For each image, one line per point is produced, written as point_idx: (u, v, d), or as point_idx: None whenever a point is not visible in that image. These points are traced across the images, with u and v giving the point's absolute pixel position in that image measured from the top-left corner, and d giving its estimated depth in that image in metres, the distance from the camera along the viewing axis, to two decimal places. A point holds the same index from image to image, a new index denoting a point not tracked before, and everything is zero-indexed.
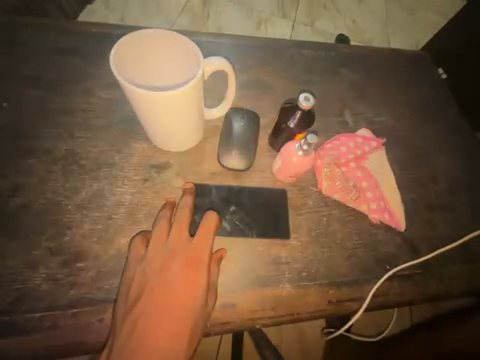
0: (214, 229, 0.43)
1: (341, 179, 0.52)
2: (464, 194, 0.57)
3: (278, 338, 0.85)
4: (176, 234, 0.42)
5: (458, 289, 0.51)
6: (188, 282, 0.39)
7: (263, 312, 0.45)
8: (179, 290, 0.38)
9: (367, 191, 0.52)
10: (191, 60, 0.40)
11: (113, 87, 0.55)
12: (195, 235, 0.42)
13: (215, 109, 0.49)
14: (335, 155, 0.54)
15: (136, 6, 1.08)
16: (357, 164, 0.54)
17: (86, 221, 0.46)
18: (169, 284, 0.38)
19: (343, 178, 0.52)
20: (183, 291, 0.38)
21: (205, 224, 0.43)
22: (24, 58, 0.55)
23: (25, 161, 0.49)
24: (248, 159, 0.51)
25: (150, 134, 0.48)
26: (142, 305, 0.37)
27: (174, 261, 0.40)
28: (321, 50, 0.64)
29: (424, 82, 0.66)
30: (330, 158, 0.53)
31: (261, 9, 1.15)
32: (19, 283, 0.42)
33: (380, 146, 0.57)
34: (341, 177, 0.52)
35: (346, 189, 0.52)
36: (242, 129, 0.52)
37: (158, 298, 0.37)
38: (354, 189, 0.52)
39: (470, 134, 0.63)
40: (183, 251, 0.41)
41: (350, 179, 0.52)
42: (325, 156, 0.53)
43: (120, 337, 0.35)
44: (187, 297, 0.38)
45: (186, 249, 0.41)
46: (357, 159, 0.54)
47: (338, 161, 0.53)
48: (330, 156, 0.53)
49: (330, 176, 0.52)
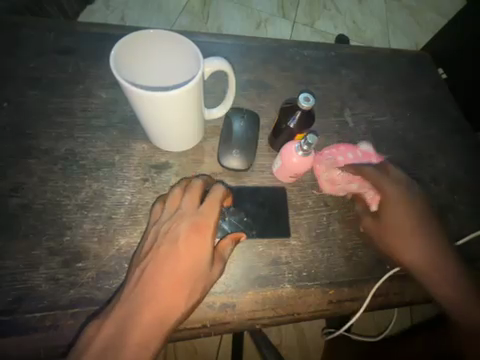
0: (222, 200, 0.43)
1: (342, 180, 0.51)
2: (464, 194, 0.57)
3: (278, 339, 0.85)
4: (187, 203, 0.43)
5: None
6: (195, 249, 0.39)
7: (263, 312, 0.45)
8: (185, 255, 0.39)
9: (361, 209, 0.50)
10: (191, 60, 0.40)
11: (113, 87, 0.55)
12: (203, 205, 0.42)
13: (215, 110, 0.49)
14: (331, 158, 0.53)
15: (136, 6, 1.07)
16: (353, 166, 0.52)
17: (86, 221, 0.46)
18: (175, 248, 0.39)
19: (344, 179, 0.51)
20: (188, 258, 0.39)
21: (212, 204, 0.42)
22: (24, 58, 0.55)
23: (25, 161, 0.49)
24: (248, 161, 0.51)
25: (151, 134, 0.48)
26: (147, 262, 0.39)
27: (182, 224, 0.41)
28: (321, 50, 0.64)
29: (424, 82, 0.66)
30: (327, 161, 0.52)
31: (261, 9, 1.15)
32: (19, 283, 0.42)
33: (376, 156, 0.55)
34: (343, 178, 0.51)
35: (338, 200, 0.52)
36: (243, 130, 0.52)
37: (161, 258, 0.39)
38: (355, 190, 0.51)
39: (470, 134, 0.63)
40: (191, 216, 0.41)
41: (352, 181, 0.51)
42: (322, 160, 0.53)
43: (125, 287, 0.38)
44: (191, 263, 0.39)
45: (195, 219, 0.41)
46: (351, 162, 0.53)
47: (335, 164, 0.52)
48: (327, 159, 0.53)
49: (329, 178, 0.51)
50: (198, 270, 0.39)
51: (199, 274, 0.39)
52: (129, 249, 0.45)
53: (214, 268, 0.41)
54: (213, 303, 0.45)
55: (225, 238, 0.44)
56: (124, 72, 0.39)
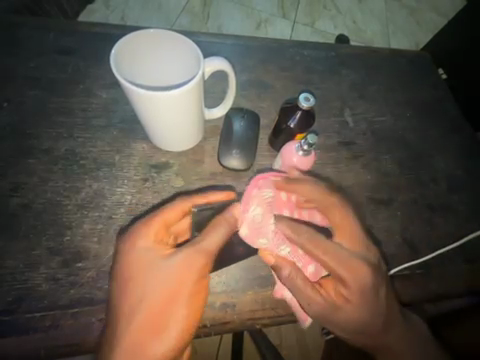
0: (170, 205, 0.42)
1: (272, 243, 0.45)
2: (464, 194, 0.57)
3: (278, 339, 0.85)
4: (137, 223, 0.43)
5: (458, 290, 0.51)
6: (140, 258, 0.39)
7: (263, 312, 0.45)
8: (136, 265, 0.39)
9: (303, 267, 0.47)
10: (191, 59, 0.40)
11: (114, 87, 0.55)
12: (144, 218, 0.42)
13: (215, 110, 0.49)
14: (269, 197, 0.46)
15: (136, 6, 1.07)
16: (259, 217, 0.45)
17: (86, 221, 0.46)
18: (128, 264, 0.39)
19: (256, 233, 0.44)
20: (142, 268, 0.39)
21: (178, 204, 0.42)
22: (24, 58, 0.55)
23: (25, 161, 0.49)
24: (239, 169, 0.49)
25: (152, 135, 0.48)
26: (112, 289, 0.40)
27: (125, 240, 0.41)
28: (320, 50, 0.64)
29: (424, 82, 0.66)
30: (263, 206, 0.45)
31: (261, 9, 1.15)
32: (18, 283, 0.42)
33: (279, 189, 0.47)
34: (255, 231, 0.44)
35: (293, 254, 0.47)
36: (242, 129, 0.52)
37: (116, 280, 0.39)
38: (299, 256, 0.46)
39: (470, 134, 0.63)
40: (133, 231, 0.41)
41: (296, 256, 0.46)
42: (265, 192, 0.46)
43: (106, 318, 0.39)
44: (146, 270, 0.39)
45: (133, 231, 0.41)
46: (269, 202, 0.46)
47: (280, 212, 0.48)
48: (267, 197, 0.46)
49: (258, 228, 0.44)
50: (155, 275, 0.38)
51: (159, 276, 0.38)
52: None
53: (182, 261, 0.38)
54: (213, 303, 0.45)
55: (219, 218, 0.41)
56: (125, 71, 0.39)
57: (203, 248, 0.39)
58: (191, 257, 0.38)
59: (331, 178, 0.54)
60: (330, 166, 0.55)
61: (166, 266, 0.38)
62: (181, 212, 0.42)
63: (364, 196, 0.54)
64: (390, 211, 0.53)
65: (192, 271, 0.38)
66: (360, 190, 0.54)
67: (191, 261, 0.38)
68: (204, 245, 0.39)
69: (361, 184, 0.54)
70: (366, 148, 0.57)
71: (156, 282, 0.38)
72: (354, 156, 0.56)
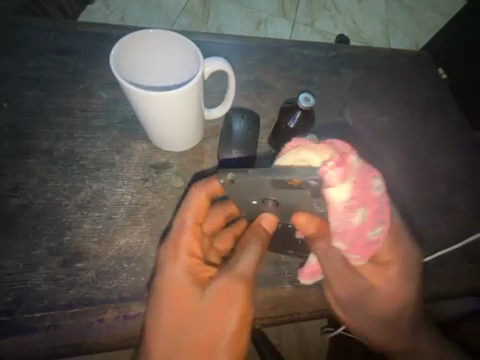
0: (194, 209, 0.42)
1: (367, 219, 0.36)
2: (464, 194, 0.57)
3: (278, 338, 0.84)
4: (177, 230, 0.42)
5: (458, 290, 0.51)
6: (173, 289, 0.39)
7: (263, 313, 0.46)
8: (172, 293, 0.39)
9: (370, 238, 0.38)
10: (192, 59, 0.40)
11: (113, 87, 0.55)
12: (184, 231, 0.41)
13: (214, 110, 0.49)
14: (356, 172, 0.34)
15: (135, 6, 1.07)
16: (358, 171, 0.34)
17: (86, 221, 0.46)
18: (176, 279, 0.40)
19: (358, 190, 0.34)
20: (186, 290, 0.39)
21: (195, 209, 0.42)
22: (24, 58, 0.55)
23: (25, 161, 0.49)
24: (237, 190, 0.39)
25: (152, 135, 0.48)
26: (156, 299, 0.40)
27: (177, 259, 0.40)
28: (321, 50, 0.64)
29: (424, 82, 0.66)
30: (354, 162, 0.34)
31: (262, 9, 1.15)
32: (18, 283, 0.42)
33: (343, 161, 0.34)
34: (355, 192, 0.34)
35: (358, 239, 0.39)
36: (242, 129, 0.51)
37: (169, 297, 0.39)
38: (365, 244, 0.39)
39: (470, 133, 0.63)
40: (177, 245, 0.41)
41: (377, 224, 0.37)
42: (354, 162, 0.34)
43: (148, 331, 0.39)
44: (185, 298, 0.39)
45: (169, 248, 0.41)
46: (358, 177, 0.34)
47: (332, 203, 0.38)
48: (357, 168, 0.34)
49: (361, 185, 0.34)
50: (193, 311, 0.38)
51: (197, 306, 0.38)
52: (129, 248, 0.45)
53: (223, 290, 0.38)
54: None
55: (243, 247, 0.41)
56: (124, 72, 0.40)
57: (239, 279, 0.39)
58: (228, 288, 0.38)
59: None
60: None
61: (206, 300, 0.38)
62: (197, 226, 0.42)
63: None
64: None
65: (234, 310, 0.38)
66: None
67: (229, 290, 0.38)
68: (239, 271, 0.39)
69: None
70: (366, 148, 0.57)
71: (194, 317, 0.38)
72: None
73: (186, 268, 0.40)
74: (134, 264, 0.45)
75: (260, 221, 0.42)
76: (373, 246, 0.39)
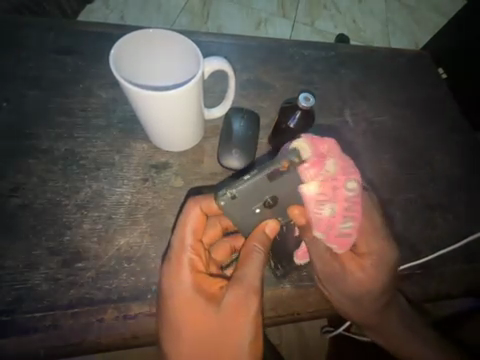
0: (192, 227, 0.42)
1: (336, 215, 0.38)
2: (464, 194, 0.57)
3: (278, 338, 0.84)
4: (177, 249, 0.41)
5: (458, 289, 0.51)
6: (184, 306, 0.40)
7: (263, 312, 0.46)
8: (185, 312, 0.40)
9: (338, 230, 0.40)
10: (192, 59, 0.40)
11: (113, 87, 0.55)
12: (185, 250, 0.41)
13: (215, 110, 0.49)
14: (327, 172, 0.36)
15: (135, 6, 1.07)
16: (332, 172, 0.36)
17: (86, 221, 0.46)
18: (186, 296, 0.40)
19: (328, 188, 0.36)
20: (198, 306, 0.40)
21: (193, 222, 0.42)
22: (24, 57, 0.55)
23: (25, 161, 0.49)
24: (241, 205, 0.38)
25: (151, 135, 0.48)
26: (168, 318, 0.40)
27: (184, 277, 0.40)
28: (320, 50, 0.64)
29: (424, 81, 0.66)
30: (330, 163, 0.36)
31: (262, 9, 1.15)
32: (18, 283, 0.42)
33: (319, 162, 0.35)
34: (323, 188, 0.36)
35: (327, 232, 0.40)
36: (242, 129, 0.51)
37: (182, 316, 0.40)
38: (336, 237, 0.40)
39: (470, 133, 0.63)
40: (181, 264, 0.40)
41: (348, 219, 0.39)
42: (329, 162, 0.36)
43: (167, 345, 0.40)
44: (199, 314, 0.40)
45: (172, 264, 0.41)
46: (330, 178, 0.36)
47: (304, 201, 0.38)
48: (332, 170, 0.36)
49: (331, 184, 0.36)
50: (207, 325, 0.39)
51: (213, 321, 0.39)
52: (129, 248, 0.45)
53: (235, 302, 0.39)
54: None
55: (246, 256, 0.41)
56: (124, 72, 0.40)
57: (248, 290, 0.39)
58: (238, 298, 0.39)
59: None
60: None
61: (221, 314, 0.39)
62: (197, 240, 0.42)
63: None
64: (390, 211, 0.53)
65: (248, 318, 0.39)
66: None
67: (243, 302, 0.39)
68: (248, 282, 0.40)
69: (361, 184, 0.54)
70: (366, 148, 0.57)
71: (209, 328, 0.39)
72: (354, 155, 0.56)
73: (195, 286, 0.40)
74: (134, 264, 0.45)
75: (264, 227, 0.41)
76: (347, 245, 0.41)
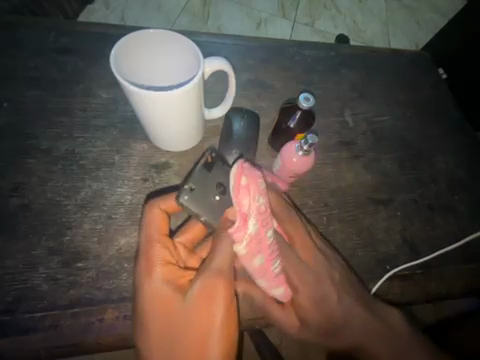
0: (157, 221, 0.43)
1: (267, 259, 0.41)
2: (464, 194, 0.57)
3: (278, 338, 0.84)
4: (145, 245, 0.42)
5: (458, 289, 0.51)
6: (154, 296, 0.39)
7: (263, 312, 0.46)
8: (155, 302, 0.39)
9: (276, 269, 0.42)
10: (192, 59, 0.40)
11: (114, 87, 0.55)
12: (153, 243, 0.42)
13: (215, 110, 0.49)
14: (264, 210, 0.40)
15: (135, 6, 1.07)
16: (254, 232, 0.39)
17: (86, 221, 0.46)
18: (155, 286, 0.40)
19: (254, 246, 0.40)
20: (168, 296, 0.39)
21: (156, 220, 0.43)
22: (24, 57, 0.55)
23: (25, 161, 0.49)
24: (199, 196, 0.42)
25: (151, 135, 0.48)
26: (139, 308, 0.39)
27: (155, 267, 0.41)
28: (320, 50, 0.64)
29: (424, 82, 0.66)
30: (250, 227, 0.39)
31: (262, 9, 1.15)
32: (18, 283, 0.42)
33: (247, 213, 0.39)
34: (251, 247, 0.40)
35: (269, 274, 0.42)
36: (242, 129, 0.51)
37: (152, 306, 0.39)
38: (274, 279, 0.43)
39: (470, 133, 0.63)
40: (150, 256, 0.41)
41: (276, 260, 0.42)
42: (250, 223, 0.39)
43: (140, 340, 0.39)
44: (169, 304, 0.39)
45: (142, 265, 0.41)
46: (253, 239, 0.39)
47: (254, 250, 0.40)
48: (251, 231, 0.39)
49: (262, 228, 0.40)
50: (178, 319, 0.38)
51: (183, 310, 0.38)
52: (129, 248, 0.45)
53: (204, 290, 0.39)
54: None
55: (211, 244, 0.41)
56: (125, 72, 0.40)
57: (216, 276, 0.39)
58: (207, 286, 0.39)
59: (331, 178, 0.54)
60: (330, 166, 0.55)
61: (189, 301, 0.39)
62: (163, 236, 0.43)
63: (364, 195, 0.54)
64: (390, 211, 0.53)
65: (219, 305, 0.38)
66: (360, 190, 0.54)
67: (211, 288, 0.39)
68: (216, 268, 0.40)
69: (361, 184, 0.54)
70: (366, 148, 0.57)
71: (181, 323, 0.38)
72: (354, 155, 0.56)
73: (165, 276, 0.40)
74: (134, 264, 0.45)
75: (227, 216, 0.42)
76: (283, 292, 0.45)
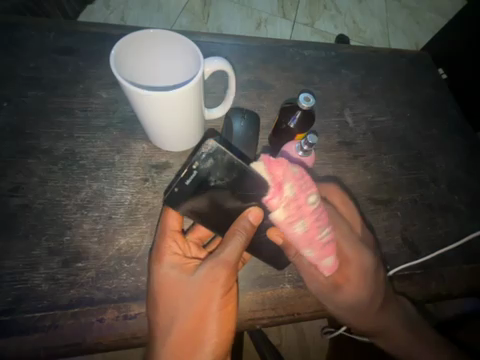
0: (171, 222, 0.44)
1: (309, 228, 0.39)
2: (464, 194, 0.57)
3: (278, 339, 0.84)
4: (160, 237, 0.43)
5: (459, 290, 0.51)
6: (166, 277, 0.41)
7: (263, 312, 0.45)
8: (164, 282, 0.41)
9: (323, 236, 0.40)
10: (192, 59, 0.40)
11: (114, 88, 0.55)
12: (168, 231, 0.43)
13: (215, 110, 0.49)
14: (296, 175, 0.39)
15: (136, 6, 1.07)
16: (292, 196, 0.38)
17: (86, 221, 0.46)
18: (164, 269, 0.41)
19: (287, 222, 0.39)
20: (174, 279, 0.41)
21: (173, 220, 0.44)
22: (24, 58, 0.55)
23: (25, 161, 0.49)
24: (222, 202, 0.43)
25: (151, 135, 0.48)
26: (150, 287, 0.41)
27: (166, 250, 0.42)
28: (320, 50, 0.64)
29: (424, 82, 0.66)
30: (286, 192, 0.38)
31: (262, 9, 1.15)
32: (18, 283, 0.42)
33: (274, 188, 0.38)
34: (290, 211, 0.38)
35: (313, 243, 0.40)
36: (242, 129, 0.50)
37: (161, 286, 0.41)
38: (322, 247, 0.41)
39: (469, 134, 0.63)
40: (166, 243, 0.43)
41: (323, 226, 0.40)
42: (285, 188, 0.38)
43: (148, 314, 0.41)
44: (176, 283, 0.41)
45: (153, 257, 0.42)
46: (292, 201, 0.38)
47: (294, 219, 0.39)
48: (281, 213, 0.39)
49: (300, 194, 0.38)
50: (184, 300, 0.40)
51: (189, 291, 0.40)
52: (129, 248, 0.45)
53: (209, 275, 0.40)
54: None
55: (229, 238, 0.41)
56: (125, 72, 0.40)
57: (219, 263, 0.40)
58: (217, 271, 0.40)
59: (331, 178, 0.54)
60: (330, 166, 0.55)
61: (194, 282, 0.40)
62: (175, 232, 0.44)
63: (364, 195, 0.54)
64: (390, 211, 0.53)
65: (219, 288, 0.40)
66: (360, 190, 0.54)
67: (218, 272, 0.40)
68: (222, 257, 0.40)
69: (361, 184, 0.54)
70: (366, 148, 0.57)
71: (184, 305, 0.40)
72: (354, 156, 0.56)
73: (173, 261, 0.42)
74: (134, 264, 0.45)
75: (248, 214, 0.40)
76: (327, 266, 0.43)
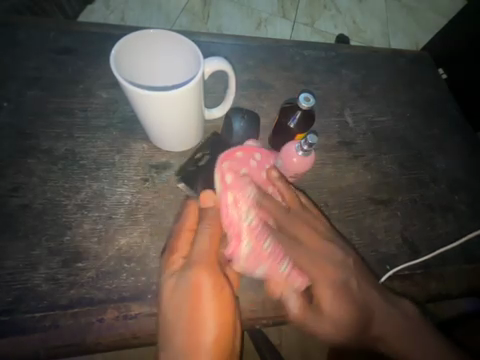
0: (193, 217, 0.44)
1: (271, 262, 0.42)
2: (464, 194, 0.57)
3: (278, 338, 0.84)
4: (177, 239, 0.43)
5: (459, 290, 0.51)
6: (166, 284, 0.39)
7: (263, 313, 0.46)
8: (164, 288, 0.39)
9: (285, 266, 0.43)
10: (192, 59, 0.40)
11: (114, 88, 0.55)
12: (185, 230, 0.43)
13: (215, 110, 0.49)
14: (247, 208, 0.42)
15: (136, 6, 1.07)
16: (248, 248, 0.41)
17: (86, 221, 0.46)
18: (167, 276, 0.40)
19: (253, 261, 0.42)
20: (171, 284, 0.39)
21: (189, 218, 0.44)
22: (24, 58, 0.55)
23: (25, 161, 0.49)
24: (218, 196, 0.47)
25: (150, 134, 0.48)
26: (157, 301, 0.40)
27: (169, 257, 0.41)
28: (320, 50, 0.64)
29: (424, 82, 0.66)
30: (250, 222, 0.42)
31: (262, 9, 1.15)
32: (18, 283, 0.42)
33: (235, 236, 0.41)
34: (251, 256, 0.42)
35: (280, 276, 0.43)
36: (242, 130, 0.51)
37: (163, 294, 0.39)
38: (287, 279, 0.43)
39: (470, 133, 0.63)
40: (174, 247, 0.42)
41: (282, 261, 0.43)
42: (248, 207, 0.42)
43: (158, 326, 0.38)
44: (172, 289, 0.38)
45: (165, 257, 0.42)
46: (255, 228, 0.42)
47: (259, 253, 0.42)
48: (246, 253, 0.41)
49: (253, 236, 0.42)
50: (177, 301, 0.36)
51: (179, 290, 0.37)
52: (129, 248, 0.45)
53: (191, 274, 0.37)
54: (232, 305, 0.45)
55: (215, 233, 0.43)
56: (125, 72, 0.40)
57: (197, 260, 0.38)
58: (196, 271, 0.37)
59: (330, 179, 0.54)
60: (330, 166, 0.55)
61: (182, 283, 0.37)
62: (191, 230, 0.43)
63: (364, 196, 0.54)
64: (390, 211, 0.53)
65: (204, 283, 0.36)
66: (360, 190, 0.54)
67: (198, 270, 0.37)
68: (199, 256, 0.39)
69: (361, 184, 0.54)
70: (366, 148, 0.57)
71: (176, 307, 0.36)
72: (354, 156, 0.56)
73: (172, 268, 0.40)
74: (134, 264, 0.45)
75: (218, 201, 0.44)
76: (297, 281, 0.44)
